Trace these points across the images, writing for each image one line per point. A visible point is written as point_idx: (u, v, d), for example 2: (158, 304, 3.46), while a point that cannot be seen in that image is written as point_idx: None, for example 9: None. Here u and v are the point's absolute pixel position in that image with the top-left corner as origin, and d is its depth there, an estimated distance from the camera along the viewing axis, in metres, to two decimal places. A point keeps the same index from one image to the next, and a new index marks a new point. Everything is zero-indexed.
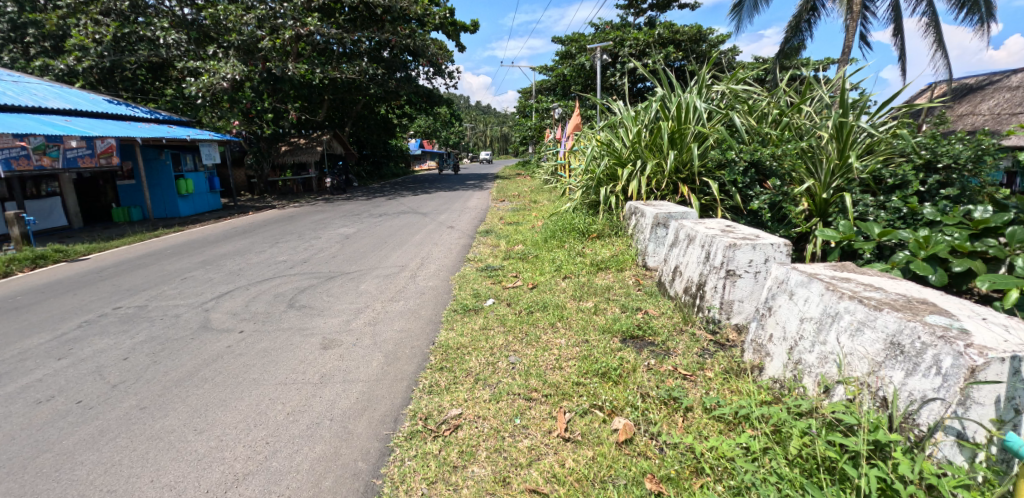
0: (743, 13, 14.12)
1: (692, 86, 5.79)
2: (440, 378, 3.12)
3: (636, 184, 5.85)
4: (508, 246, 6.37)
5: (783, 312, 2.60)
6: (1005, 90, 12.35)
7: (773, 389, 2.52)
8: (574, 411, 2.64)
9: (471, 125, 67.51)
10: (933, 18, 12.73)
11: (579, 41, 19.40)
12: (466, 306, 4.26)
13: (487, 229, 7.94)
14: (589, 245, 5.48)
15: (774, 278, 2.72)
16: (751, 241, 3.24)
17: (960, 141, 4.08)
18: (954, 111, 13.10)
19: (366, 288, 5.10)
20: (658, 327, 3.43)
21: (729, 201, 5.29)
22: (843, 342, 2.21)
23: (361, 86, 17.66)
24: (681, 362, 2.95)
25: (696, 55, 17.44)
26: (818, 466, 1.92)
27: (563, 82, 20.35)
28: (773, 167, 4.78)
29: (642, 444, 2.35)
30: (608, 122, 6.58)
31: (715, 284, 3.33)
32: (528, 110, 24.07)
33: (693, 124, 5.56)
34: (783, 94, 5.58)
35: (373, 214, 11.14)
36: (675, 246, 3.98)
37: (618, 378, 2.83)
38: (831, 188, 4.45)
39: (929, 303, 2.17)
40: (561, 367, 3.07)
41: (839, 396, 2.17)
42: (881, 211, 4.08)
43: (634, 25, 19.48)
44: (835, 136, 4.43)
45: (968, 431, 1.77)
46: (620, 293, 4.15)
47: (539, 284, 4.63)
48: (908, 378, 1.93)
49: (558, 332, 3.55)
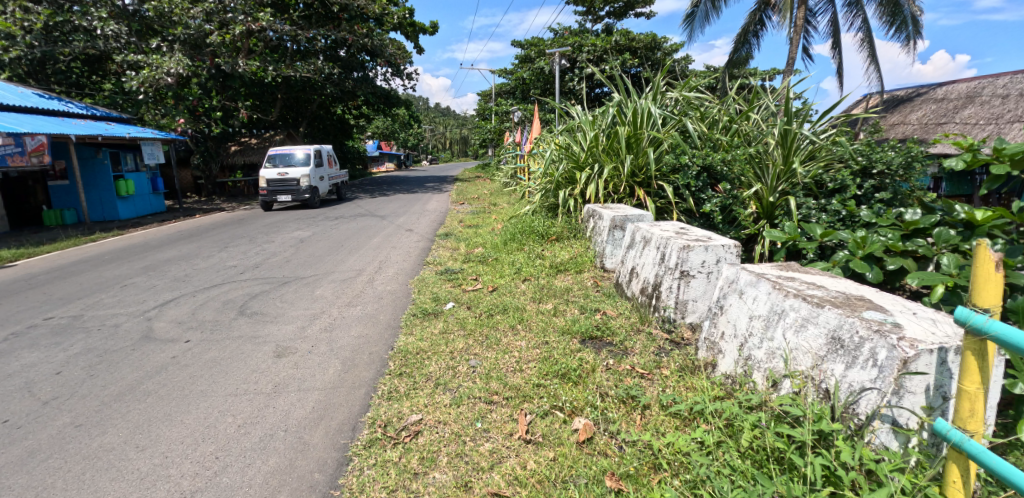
0: (695, 23, 14.68)
1: (647, 92, 5.97)
2: (399, 384, 3.08)
3: (594, 187, 5.93)
4: (467, 249, 6.35)
5: (734, 311, 2.70)
6: (931, 102, 13.27)
7: (725, 385, 2.60)
8: (535, 413, 2.66)
9: (429, 127, 67.53)
10: (867, 34, 13.58)
11: (538, 45, 19.64)
12: (425, 309, 4.22)
13: (446, 232, 7.89)
14: (548, 248, 5.53)
15: (725, 278, 2.82)
16: (704, 242, 3.35)
17: (892, 149, 4.40)
18: (887, 121, 14.00)
19: (321, 294, 4.97)
20: (616, 327, 3.50)
21: (682, 204, 5.42)
22: (788, 337, 2.31)
23: (316, 85, 17.22)
24: (638, 362, 3.03)
25: (651, 63, 17.95)
26: (767, 457, 1.98)
27: (522, 86, 20.39)
28: (723, 171, 5.01)
29: (601, 444, 2.40)
30: (566, 126, 6.72)
31: (669, 284, 3.41)
32: (485, 113, 24.13)
33: (647, 129, 5.72)
34: (732, 102, 5.79)
35: (329, 217, 10.90)
36: (631, 248, 4.06)
37: (578, 379, 2.87)
38: (776, 192, 4.69)
39: (865, 299, 2.31)
40: (522, 370, 3.08)
41: (785, 389, 2.27)
42: (822, 214, 4.33)
43: (592, 31, 19.80)
44: (780, 143, 4.69)
45: (901, 419, 1.88)
46: (578, 294, 4.21)
47: (498, 286, 4.63)
48: (847, 370, 2.03)
49: (519, 334, 3.56)
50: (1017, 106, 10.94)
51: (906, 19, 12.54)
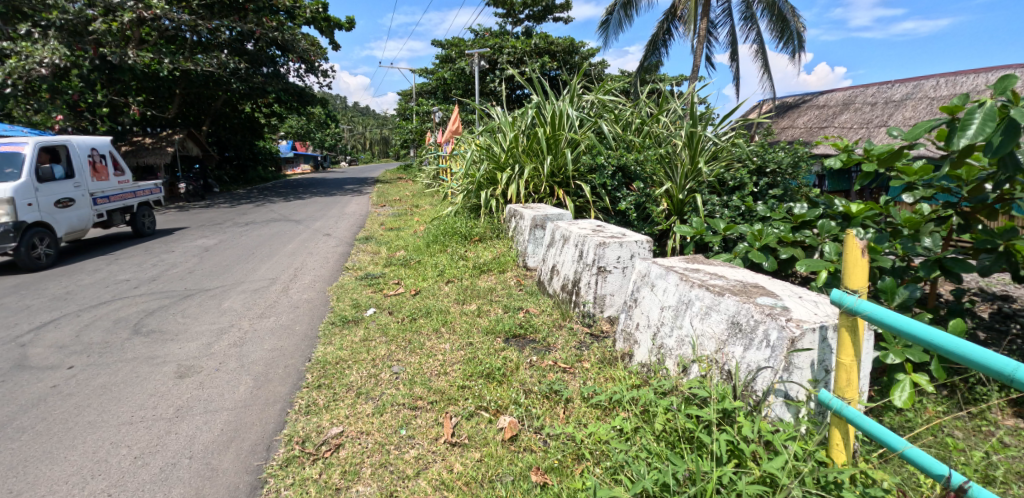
0: (609, 30, 15.30)
1: (564, 95, 6.13)
2: (318, 396, 2.94)
3: (515, 187, 6.00)
4: (388, 252, 6.19)
5: (646, 302, 2.84)
6: (814, 108, 14.70)
7: (641, 373, 2.72)
8: (460, 415, 2.64)
9: (348, 127, 65.29)
10: (760, 47, 14.80)
11: (458, 46, 19.58)
12: (345, 317, 4.06)
13: (366, 235, 7.65)
14: (471, 248, 5.52)
15: (638, 272, 2.95)
16: (618, 239, 3.48)
17: (782, 150, 4.84)
18: (778, 124, 15.33)
19: (229, 306, 4.64)
20: (538, 324, 3.56)
21: (599, 202, 5.62)
22: (695, 325, 2.46)
23: (220, 80, 16.07)
24: (560, 357, 3.09)
25: (568, 66, 18.45)
26: (679, 438, 2.09)
27: (443, 86, 20.23)
28: (637, 171, 5.21)
29: (526, 440, 2.42)
30: (487, 127, 6.75)
31: (588, 280, 3.52)
32: (406, 112, 23.68)
33: (565, 130, 5.86)
34: (643, 105, 6.06)
35: (238, 223, 10.21)
36: (551, 246, 4.15)
37: (503, 378, 2.89)
38: (685, 190, 4.97)
39: (759, 286, 2.51)
40: (446, 372, 3.05)
41: (694, 373, 2.41)
42: (725, 209, 4.67)
43: (512, 33, 20.03)
44: (687, 144, 5.00)
45: (793, 392, 2.06)
46: (502, 294, 4.24)
47: (421, 290, 4.56)
48: (746, 352, 2.19)
49: (442, 337, 3.52)
50: (883, 112, 12.38)
51: (793, 33, 13.79)
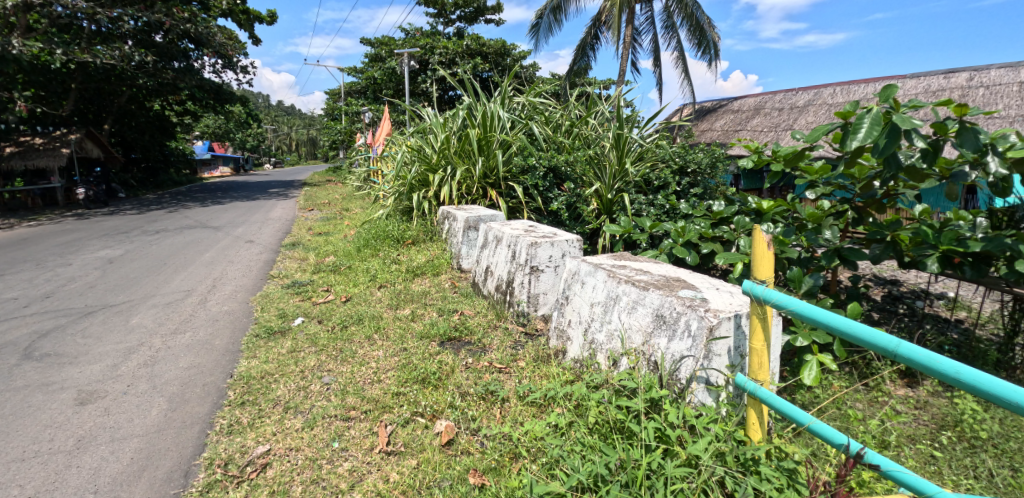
0: (539, 33, 15.56)
1: (495, 96, 6.16)
2: (242, 414, 2.78)
3: (447, 189, 5.95)
4: (317, 258, 5.95)
5: (577, 300, 2.91)
6: (730, 112, 15.66)
7: (574, 369, 2.78)
8: (396, 422, 2.58)
9: (271, 127, 62.20)
10: (680, 54, 15.57)
11: (388, 44, 19.17)
12: (271, 328, 3.85)
13: (293, 241, 7.32)
14: (404, 252, 5.42)
15: (569, 270, 3.01)
16: (550, 238, 3.55)
17: (702, 151, 5.11)
18: (698, 127, 16.20)
19: (138, 323, 4.28)
20: (473, 325, 3.54)
21: (532, 203, 5.69)
22: (623, 319, 2.55)
23: (124, 75, 14.79)
24: (495, 357, 3.10)
25: (500, 68, 18.55)
26: (611, 429, 2.15)
27: (372, 86, 19.74)
28: (568, 172, 5.31)
29: (464, 443, 2.41)
30: (418, 128, 6.65)
31: (521, 280, 3.55)
32: (334, 113, 22.89)
33: (497, 131, 5.88)
34: (573, 107, 6.20)
35: (148, 231, 9.45)
36: (485, 248, 4.15)
37: (438, 382, 2.85)
38: (613, 190, 5.13)
39: (681, 280, 2.64)
40: (380, 380, 2.97)
41: (623, 365, 2.50)
42: (651, 207, 4.88)
43: (443, 33, 19.87)
44: (614, 145, 5.16)
45: (712, 378, 2.18)
46: (436, 297, 4.19)
47: (352, 296, 4.42)
48: (670, 342, 2.30)
49: (375, 344, 3.43)
50: (789, 116, 13.41)
51: (710, 42, 14.62)
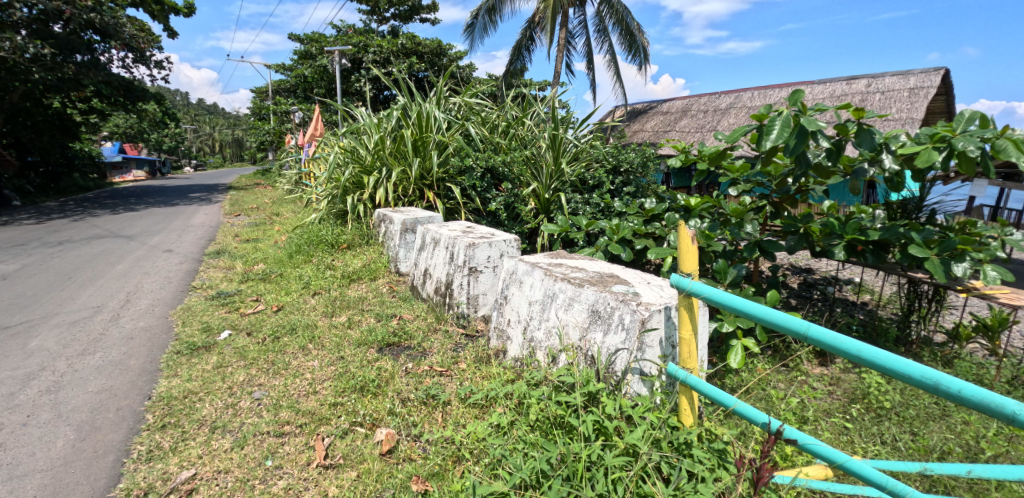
0: (475, 33, 15.53)
1: (431, 96, 6.08)
2: (163, 438, 2.58)
3: (382, 191, 5.82)
4: (245, 267, 5.64)
5: (516, 299, 2.93)
6: (660, 114, 16.31)
7: (515, 368, 2.80)
8: (333, 434, 2.49)
9: (192, 127, 58.40)
10: (612, 57, 16.03)
11: (318, 41, 18.48)
12: (194, 344, 3.60)
13: (217, 249, 6.90)
14: (339, 257, 5.25)
15: (507, 270, 3.02)
16: (488, 239, 3.55)
17: (633, 151, 5.29)
18: (631, 128, 16.75)
19: (39, 345, 3.88)
20: (413, 330, 3.48)
21: (470, 204, 5.67)
22: (561, 316, 2.59)
23: (16, 69, 13.36)
24: (436, 361, 3.06)
25: (436, 68, 18.34)
26: (552, 425, 2.18)
27: (303, 85, 18.97)
28: (505, 172, 5.30)
29: (405, 450, 2.36)
30: (351, 129, 6.46)
31: (460, 282, 3.53)
32: (261, 112, 21.81)
33: (433, 132, 5.82)
34: (509, 108, 6.24)
35: (49, 242, 8.60)
36: (423, 250, 4.09)
37: (377, 390, 2.78)
38: (550, 190, 5.19)
39: (615, 276, 2.71)
40: (316, 392, 2.85)
41: (562, 361, 2.54)
42: (586, 206, 5.01)
43: (377, 31, 19.40)
44: (550, 146, 5.24)
45: (647, 369, 2.26)
46: (374, 302, 4.09)
47: (284, 305, 4.22)
48: (606, 337, 2.36)
49: (310, 355, 3.29)
50: (714, 118, 14.14)
51: (640, 46, 15.14)
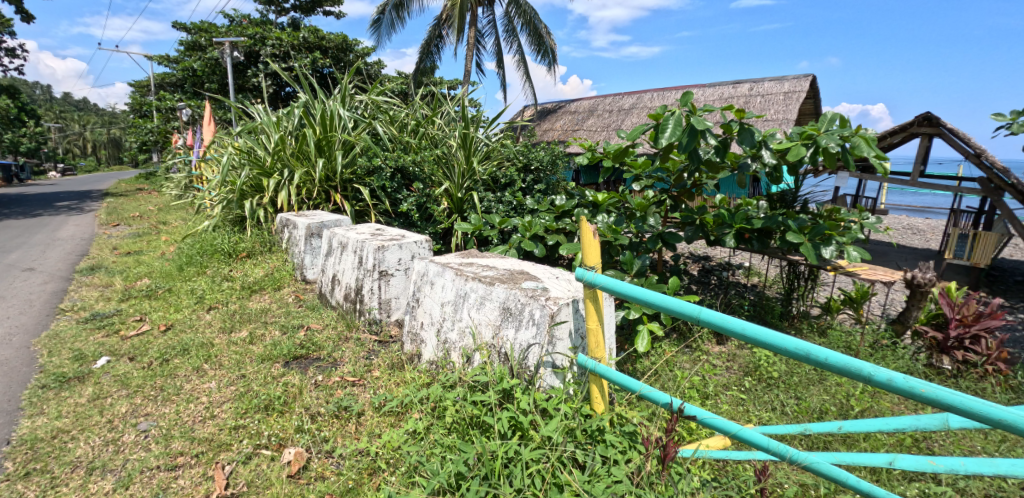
0: (382, 29, 15.10)
1: (335, 94, 5.82)
2: (27, 487, 2.24)
3: (285, 194, 5.48)
4: (125, 283, 5.07)
5: (427, 301, 2.89)
6: (568, 113, 16.82)
7: (430, 371, 2.77)
8: (235, 461, 2.32)
9: (56, 126, 51.60)
10: (521, 57, 16.25)
11: (208, 32, 17.03)
12: (64, 374, 3.17)
13: (92, 264, 6.15)
14: (237, 267, 4.89)
15: (417, 272, 2.97)
16: (397, 241, 3.48)
17: (543, 149, 5.42)
18: (541, 127, 17.12)
19: None
20: (322, 340, 3.33)
21: (380, 205, 5.52)
22: (473, 315, 2.59)
23: None
24: (348, 370, 2.95)
25: (342, 64, 17.59)
26: (469, 425, 2.18)
27: (191, 78, 17.39)
28: (415, 172, 5.16)
29: (317, 467, 2.25)
30: (247, 128, 6.03)
31: (370, 287, 3.42)
32: (142, 108, 19.72)
33: (339, 131, 5.59)
34: (418, 107, 6.14)
35: None
36: (330, 255, 3.92)
37: (283, 408, 2.62)
38: (462, 189, 5.17)
39: (525, 272, 2.76)
40: (214, 416, 2.64)
41: (476, 361, 2.54)
42: (499, 204, 5.07)
43: (275, 23, 18.22)
44: (461, 145, 5.21)
45: (558, 361, 2.32)
46: (278, 313, 3.86)
47: (174, 323, 3.86)
48: (518, 333, 2.39)
49: (206, 376, 3.04)
50: (618, 117, 14.83)
51: (548, 47, 15.49)
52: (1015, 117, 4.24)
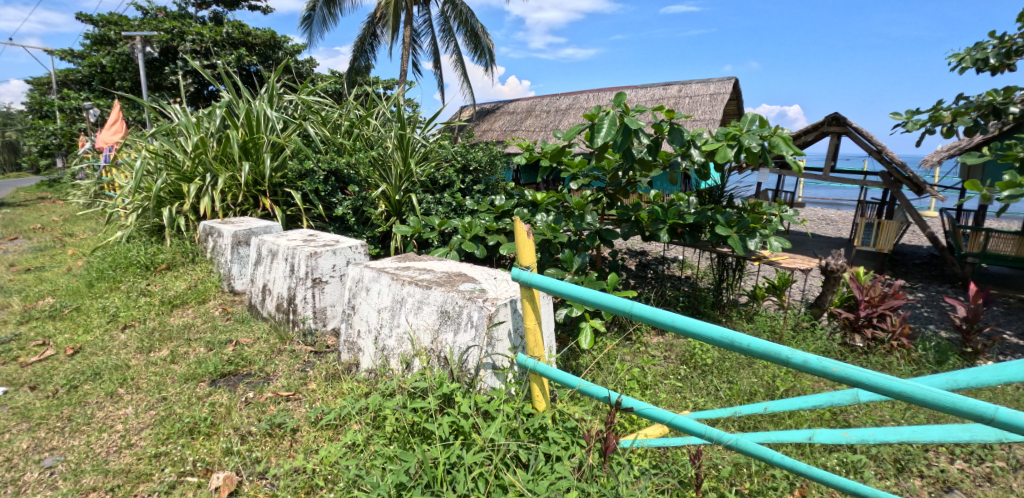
0: (312, 26, 14.56)
1: (261, 94, 5.55)
2: None
3: (207, 200, 5.16)
4: (24, 303, 4.59)
5: (364, 308, 2.82)
6: (506, 113, 16.90)
7: (368, 380, 2.70)
8: (157, 491, 2.16)
9: None
10: (458, 57, 16.16)
11: (118, 25, 15.76)
12: None
13: None
14: (155, 281, 4.56)
15: (352, 278, 2.89)
16: (331, 247, 3.37)
17: (481, 149, 5.41)
18: (480, 127, 17.10)
19: None
20: (253, 355, 3.16)
21: (313, 210, 5.31)
22: (411, 320, 2.55)
23: None
24: (282, 385, 2.83)
25: (270, 61, 16.78)
26: (410, 433, 2.15)
27: (100, 75, 16.03)
28: (350, 175, 4.99)
29: (250, 490, 2.14)
30: (163, 130, 5.61)
31: (303, 295, 3.29)
32: (42, 108, 17.96)
33: (266, 133, 5.33)
34: (351, 107, 5.97)
35: None
36: (259, 264, 3.74)
37: (210, 430, 2.47)
38: (400, 191, 5.07)
39: (462, 274, 2.74)
40: (131, 445, 2.45)
41: (416, 366, 2.50)
42: (438, 206, 5.02)
43: (195, 17, 17.13)
44: (398, 146, 5.10)
45: (498, 362, 2.32)
46: (204, 328, 3.63)
47: (83, 346, 3.53)
48: (457, 336, 2.37)
49: (121, 402, 2.81)
50: (555, 118, 15.05)
51: (485, 48, 15.48)
52: (911, 115, 4.69)
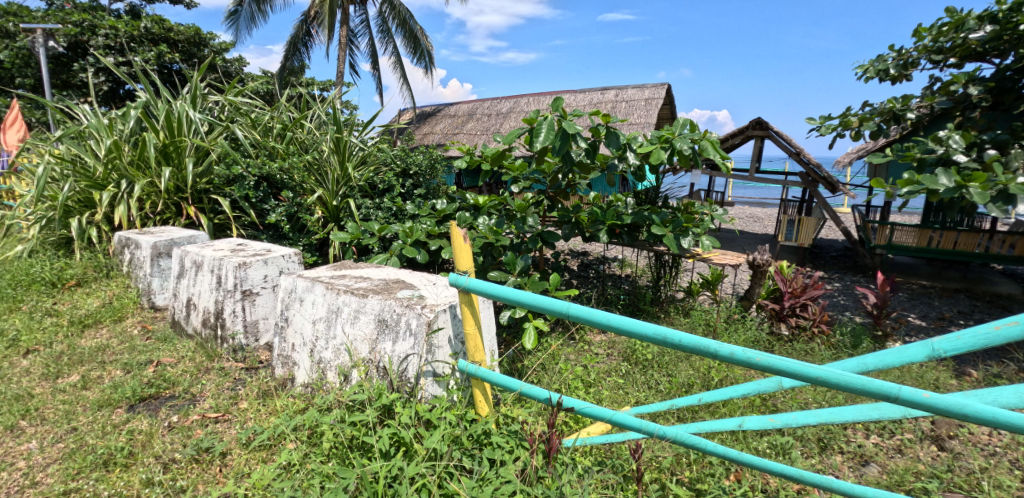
0: (240, 22, 13.86)
1: (183, 94, 5.21)
2: None
3: (123, 209, 4.79)
4: None
5: (297, 320, 2.71)
6: (447, 117, 16.79)
7: (304, 395, 2.60)
8: None
9: None
10: (397, 59, 15.89)
11: (18, 16, 14.37)
12: None
13: None
14: (63, 299, 4.18)
15: (284, 289, 2.77)
16: (261, 256, 3.22)
17: (421, 153, 5.34)
18: (420, 130, 16.89)
19: None
20: (176, 375, 2.97)
21: (243, 218, 5.05)
22: (347, 331, 2.48)
23: None
24: (209, 406, 2.67)
25: (195, 59, 15.84)
26: (348, 448, 2.08)
27: None
28: (282, 180, 4.85)
29: None
30: (71, 133, 5.15)
31: (232, 309, 3.13)
32: None
33: (188, 136, 5.02)
34: (284, 110, 5.75)
35: None
36: (182, 277, 3.52)
37: (128, 460, 2.28)
38: (338, 196, 4.91)
39: (400, 281, 2.69)
40: (35, 484, 2.23)
41: (354, 379, 2.43)
42: (378, 211, 4.91)
43: (109, 10, 15.90)
44: (335, 149, 4.93)
45: (438, 370, 2.29)
46: (121, 349, 3.37)
47: None
48: (395, 345, 2.32)
49: (23, 436, 2.56)
50: (496, 121, 15.10)
51: (424, 50, 15.29)
52: (824, 120, 5.05)
